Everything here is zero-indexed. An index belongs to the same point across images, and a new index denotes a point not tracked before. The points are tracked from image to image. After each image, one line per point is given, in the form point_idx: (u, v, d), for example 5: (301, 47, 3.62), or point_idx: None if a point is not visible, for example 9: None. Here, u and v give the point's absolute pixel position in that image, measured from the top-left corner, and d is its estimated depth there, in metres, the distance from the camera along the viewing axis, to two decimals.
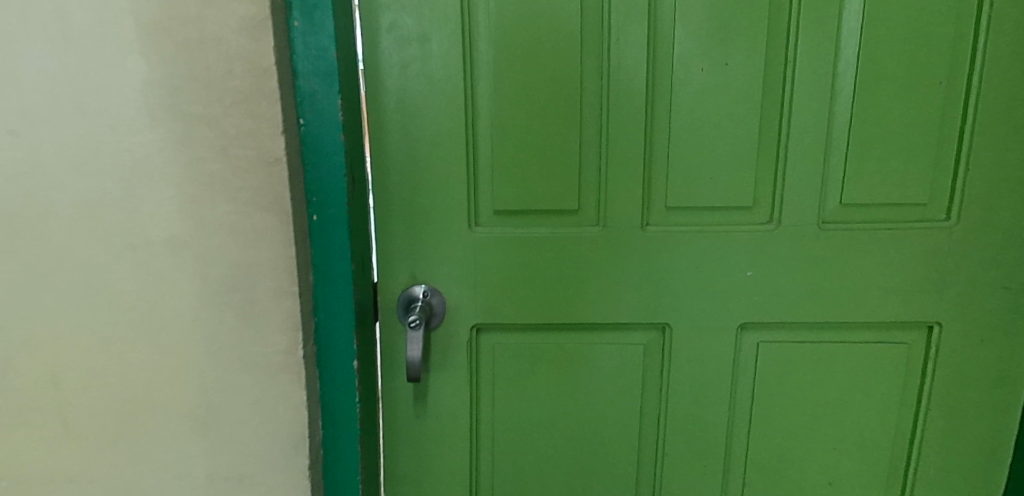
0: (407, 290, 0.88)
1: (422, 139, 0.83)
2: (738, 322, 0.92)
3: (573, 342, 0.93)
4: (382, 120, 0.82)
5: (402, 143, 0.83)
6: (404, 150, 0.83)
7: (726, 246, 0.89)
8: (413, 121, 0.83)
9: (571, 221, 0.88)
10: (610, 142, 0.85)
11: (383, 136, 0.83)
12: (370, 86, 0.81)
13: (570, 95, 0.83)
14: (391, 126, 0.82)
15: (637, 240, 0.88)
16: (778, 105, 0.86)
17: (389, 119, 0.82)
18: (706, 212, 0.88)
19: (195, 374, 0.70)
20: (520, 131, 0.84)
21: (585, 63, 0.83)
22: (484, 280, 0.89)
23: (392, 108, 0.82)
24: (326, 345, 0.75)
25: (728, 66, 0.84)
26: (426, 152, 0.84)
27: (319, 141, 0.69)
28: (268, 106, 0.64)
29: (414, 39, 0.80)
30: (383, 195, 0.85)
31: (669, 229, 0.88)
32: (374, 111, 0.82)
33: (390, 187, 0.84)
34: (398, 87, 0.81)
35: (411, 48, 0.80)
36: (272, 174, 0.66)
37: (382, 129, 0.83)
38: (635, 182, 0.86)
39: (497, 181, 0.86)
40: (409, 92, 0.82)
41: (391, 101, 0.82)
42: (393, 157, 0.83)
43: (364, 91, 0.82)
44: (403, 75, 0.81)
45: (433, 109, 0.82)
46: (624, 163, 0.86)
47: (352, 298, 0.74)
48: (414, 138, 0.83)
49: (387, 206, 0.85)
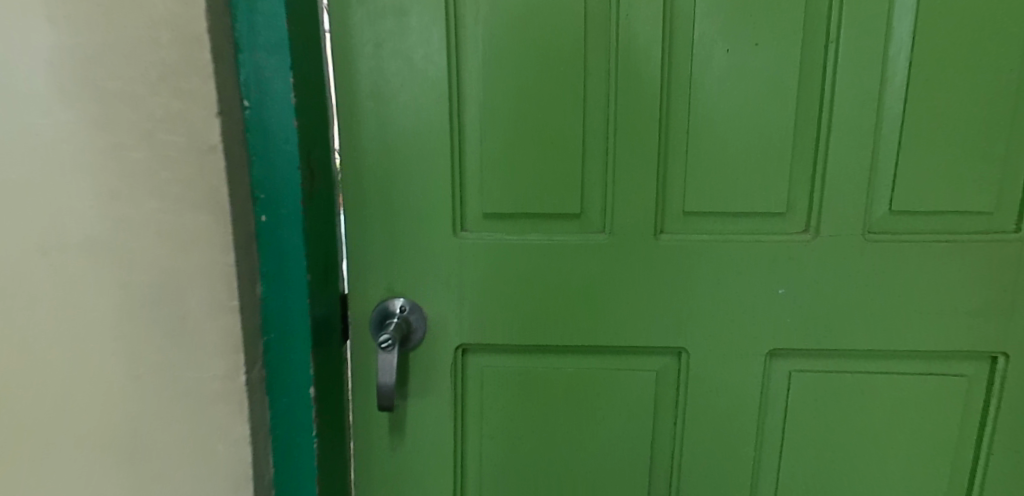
0: (382, 305, 0.77)
1: (400, 130, 0.72)
2: (768, 348, 0.79)
3: (574, 368, 0.80)
4: (354, 107, 0.71)
5: (377, 135, 0.72)
6: (380, 142, 0.72)
7: (754, 258, 0.76)
8: (390, 108, 0.72)
9: (572, 227, 0.76)
10: (620, 135, 0.73)
11: (354, 126, 0.72)
12: (340, 67, 0.70)
13: (573, 80, 0.72)
14: (362, 113, 0.71)
15: (649, 249, 0.76)
16: (818, 95, 0.73)
17: (361, 106, 0.71)
18: (732, 219, 0.75)
19: (118, 400, 0.59)
20: (513, 121, 0.72)
21: (590, 42, 0.71)
22: (471, 294, 0.77)
23: (365, 94, 0.71)
24: (277, 368, 0.64)
25: (758, 47, 0.71)
26: (405, 145, 0.72)
27: (268, 128, 0.59)
28: (200, 83, 0.54)
29: (390, 13, 0.69)
30: (355, 194, 0.73)
31: (687, 238, 0.76)
32: (345, 97, 0.71)
33: (363, 185, 0.73)
34: (372, 68, 0.70)
35: (386, 22, 0.69)
36: (205, 165, 0.56)
37: (353, 117, 0.72)
38: (648, 184, 0.74)
39: (488, 180, 0.74)
40: (384, 75, 0.71)
41: (363, 84, 0.71)
42: (366, 150, 0.72)
43: (332, 73, 0.71)
44: (377, 55, 0.70)
45: (413, 95, 0.71)
46: (635, 159, 0.73)
47: (308, 312, 0.64)
48: (391, 129, 0.72)
49: (360, 207, 0.74)
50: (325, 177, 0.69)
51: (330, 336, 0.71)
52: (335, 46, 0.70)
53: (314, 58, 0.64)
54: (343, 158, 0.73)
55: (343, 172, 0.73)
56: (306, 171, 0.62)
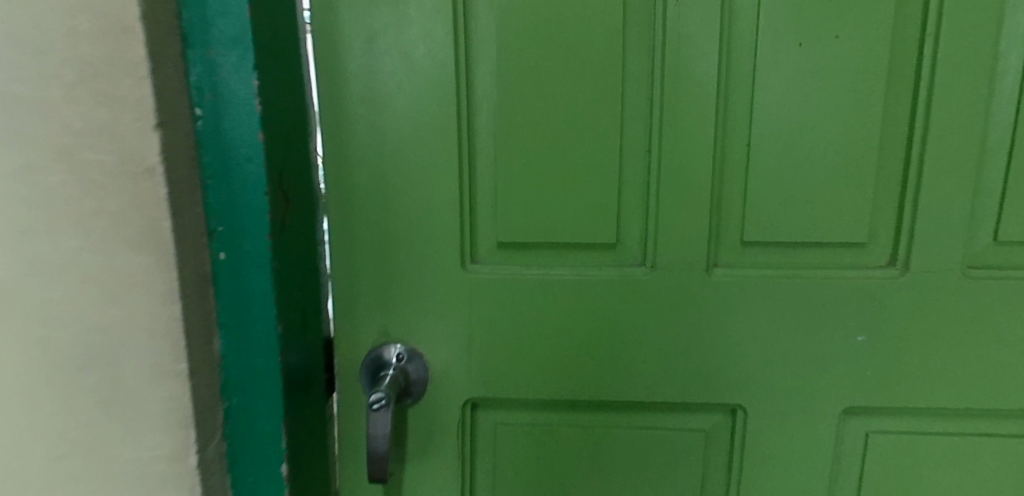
0: (375, 352, 0.64)
1: (397, 143, 0.59)
2: (842, 407, 0.65)
3: (606, 428, 0.67)
4: (342, 115, 0.59)
5: (369, 149, 0.59)
6: (372, 158, 0.60)
7: (827, 298, 0.62)
8: (384, 116, 0.59)
9: (605, 259, 0.63)
10: (666, 149, 0.60)
11: (343, 138, 0.59)
12: (325, 66, 0.58)
13: (607, 82, 0.58)
14: (351, 123, 0.59)
15: (698, 286, 0.63)
16: (910, 99, 0.59)
17: (351, 115, 0.59)
18: (799, 250, 0.62)
19: (44, 479, 0.48)
20: (534, 132, 0.59)
21: (629, 35, 0.58)
22: (482, 339, 0.64)
23: (354, 99, 0.58)
24: (242, 439, 0.52)
25: (837, 40, 0.57)
26: (404, 160, 0.60)
27: (226, 143, 0.47)
28: (129, 86, 0.41)
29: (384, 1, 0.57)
30: (343, 220, 0.61)
31: (745, 273, 0.62)
32: (330, 103, 0.59)
33: (353, 209, 0.61)
34: (363, 68, 0.58)
35: (380, 12, 0.57)
36: (139, 192, 0.43)
37: (340, 128, 0.59)
38: (699, 208, 0.61)
39: (503, 203, 0.61)
40: (378, 76, 0.58)
41: (352, 88, 0.58)
42: (356, 168, 0.60)
43: (315, 74, 0.58)
44: (370, 52, 0.58)
45: (414, 100, 0.58)
46: (683, 179, 0.60)
47: (279, 368, 0.51)
48: (386, 142, 0.59)
49: (350, 236, 0.61)
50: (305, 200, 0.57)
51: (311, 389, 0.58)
52: (319, 40, 0.57)
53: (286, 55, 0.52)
54: (330, 176, 0.60)
55: (329, 194, 0.60)
56: (275, 196, 0.49)
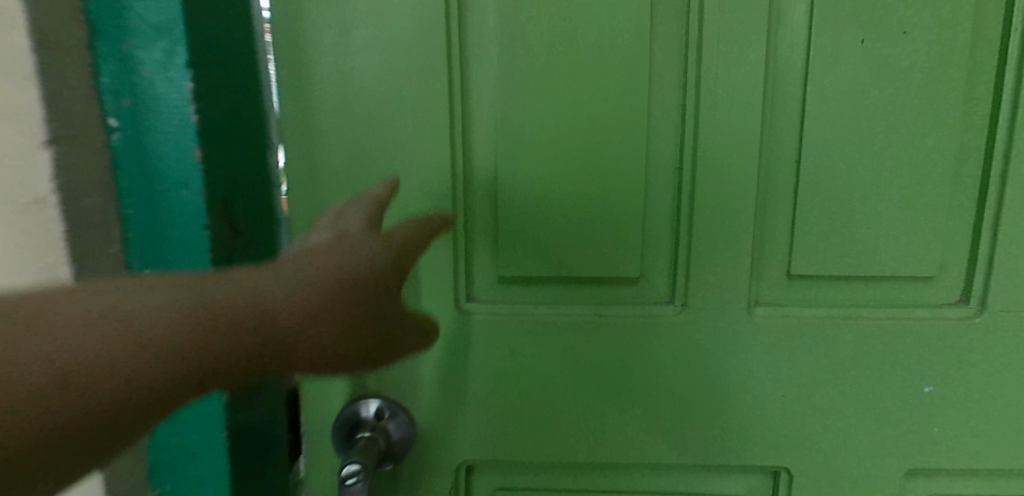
0: (349, 408, 0.53)
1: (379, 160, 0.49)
2: (906, 469, 0.55)
3: (624, 492, 0.57)
4: (310, 125, 0.49)
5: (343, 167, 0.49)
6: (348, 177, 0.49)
7: (890, 342, 0.52)
8: (362, 128, 0.49)
9: (628, 297, 0.53)
10: (701, 166, 0.50)
11: (311, 152, 0.49)
12: (287, 65, 0.48)
13: (630, 86, 0.48)
14: (320, 135, 0.49)
15: (736, 328, 0.53)
16: (994, 107, 0.49)
17: (320, 124, 0.48)
18: (857, 286, 0.52)
19: None
20: (542, 146, 0.49)
21: (656, 30, 0.48)
22: (480, 391, 0.54)
23: (323, 106, 0.48)
24: (179, 480, 0.48)
25: (908, 36, 0.47)
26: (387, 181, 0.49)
27: (154, 162, 0.40)
28: (13, 101, 0.35)
29: None
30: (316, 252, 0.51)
31: (793, 311, 0.53)
32: (296, 112, 0.48)
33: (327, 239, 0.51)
34: (335, 69, 0.48)
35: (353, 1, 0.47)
36: (29, 226, 0.37)
37: (308, 141, 0.49)
38: (739, 237, 0.51)
39: (505, 230, 0.51)
40: (355, 78, 0.48)
41: (321, 93, 0.48)
42: (329, 190, 0.50)
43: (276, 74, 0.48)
44: (344, 49, 0.47)
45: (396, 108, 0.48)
46: (719, 203, 0.50)
47: (222, 412, 0.47)
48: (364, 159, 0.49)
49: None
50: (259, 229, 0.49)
51: (271, 444, 0.53)
52: (282, 35, 0.47)
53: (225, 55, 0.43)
54: (297, 201, 0.50)
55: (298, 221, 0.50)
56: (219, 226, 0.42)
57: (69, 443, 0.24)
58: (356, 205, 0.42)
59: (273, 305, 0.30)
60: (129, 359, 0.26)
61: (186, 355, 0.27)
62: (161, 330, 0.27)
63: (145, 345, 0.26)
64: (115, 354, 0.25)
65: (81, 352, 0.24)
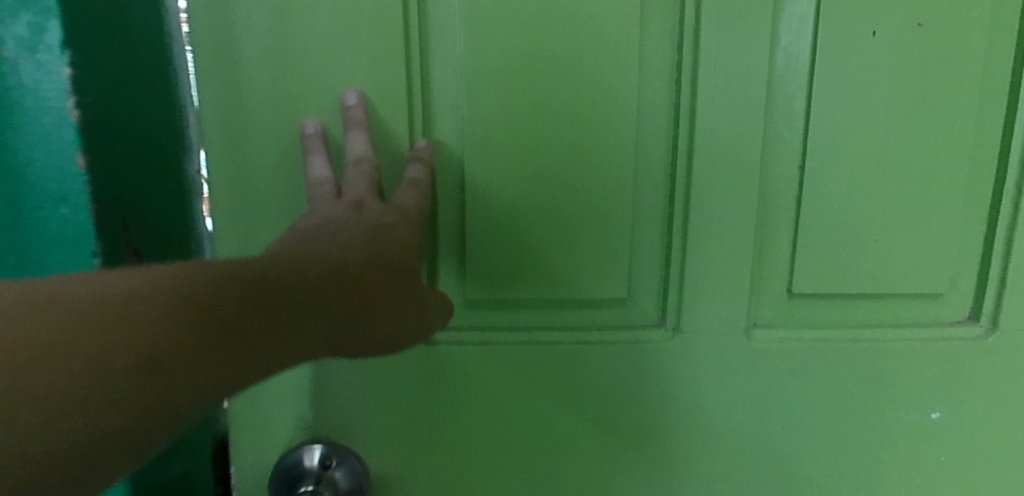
0: (287, 459, 0.46)
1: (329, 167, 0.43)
2: None
3: None
4: (243, 125, 0.42)
5: (287, 174, 0.43)
6: (293, 185, 0.43)
7: (897, 366, 0.48)
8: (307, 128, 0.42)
9: (613, 321, 0.47)
10: (696, 173, 0.44)
11: (247, 157, 0.42)
12: (215, 54, 0.41)
13: (614, 83, 0.43)
14: (257, 138, 0.42)
15: (732, 352, 0.48)
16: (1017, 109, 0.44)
17: (256, 124, 0.42)
18: (862, 305, 0.48)
19: None
20: (516, 149, 0.43)
21: (646, 17, 0.42)
22: (447, 430, 0.48)
23: (259, 102, 0.41)
24: None
25: (924, 28, 0.42)
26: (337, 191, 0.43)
27: (25, 168, 0.34)
28: None
29: None
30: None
31: (793, 334, 0.48)
32: (227, 109, 0.41)
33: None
34: (273, 58, 0.41)
35: None
36: None
37: (242, 143, 0.42)
38: (738, 252, 0.46)
39: (474, 245, 0.45)
40: (300, 71, 0.41)
41: (258, 88, 0.41)
42: (271, 200, 0.43)
43: (199, 63, 0.41)
44: (284, 37, 0.41)
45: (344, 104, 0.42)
46: (716, 215, 0.45)
47: (125, 485, 0.39)
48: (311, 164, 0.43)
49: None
50: (178, 246, 0.42)
51: None
52: (206, 18, 0.40)
53: (121, 38, 0.36)
54: (233, 212, 0.43)
55: (235, 237, 0.44)
56: (110, 247, 0.35)
57: (116, 412, 0.20)
58: (355, 173, 0.41)
59: (319, 274, 0.30)
60: (186, 320, 0.23)
61: (240, 323, 0.25)
62: (211, 291, 0.24)
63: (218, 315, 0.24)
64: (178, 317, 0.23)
65: (131, 304, 0.21)
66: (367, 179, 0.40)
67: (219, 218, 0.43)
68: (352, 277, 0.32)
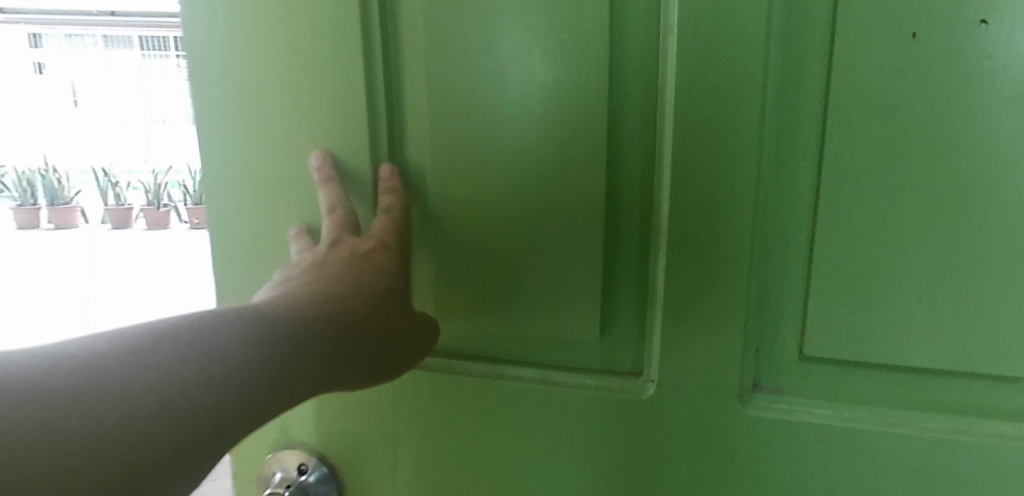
0: (280, 458, 0.49)
1: (302, 187, 0.45)
2: None
3: None
4: (231, 147, 0.45)
5: (272, 191, 0.45)
6: (276, 204, 0.46)
7: (953, 466, 0.37)
8: (281, 149, 0.44)
9: (590, 362, 0.43)
10: (677, 207, 0.38)
11: (236, 177, 0.45)
12: (207, 84, 0.44)
13: (580, 105, 0.38)
14: (243, 158, 0.45)
15: (725, 419, 0.40)
16: None
17: (242, 146, 0.45)
18: (895, 381, 0.37)
19: None
20: (482, 175, 0.41)
21: (617, 28, 0.38)
22: (413, 453, 0.48)
23: (243, 127, 0.44)
24: None
25: (990, 28, 0.32)
26: (314, 213, 0.45)
27: None
28: None
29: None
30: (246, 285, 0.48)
31: (809, 406, 0.39)
32: (218, 131, 0.45)
33: (257, 272, 0.47)
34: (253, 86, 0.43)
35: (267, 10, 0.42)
36: None
37: (231, 163, 0.45)
38: (730, 302, 0.38)
39: (444, 272, 0.44)
40: (275, 96, 0.43)
41: (241, 114, 0.44)
42: (260, 217, 0.46)
43: (198, 95, 0.45)
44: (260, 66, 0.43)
45: (315, 129, 0.43)
46: (703, 255, 0.38)
47: None
48: (289, 184, 0.45)
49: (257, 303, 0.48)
50: None
51: None
52: (200, 52, 0.44)
53: None
54: (227, 225, 0.47)
55: (234, 252, 0.47)
56: None
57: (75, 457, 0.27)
58: (327, 223, 0.43)
59: (261, 327, 0.35)
60: (130, 380, 0.30)
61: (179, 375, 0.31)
62: (147, 352, 0.31)
63: (156, 369, 0.31)
64: (124, 378, 0.29)
65: (92, 376, 0.29)
66: (343, 221, 0.43)
67: (217, 233, 0.47)
68: (300, 323, 0.37)
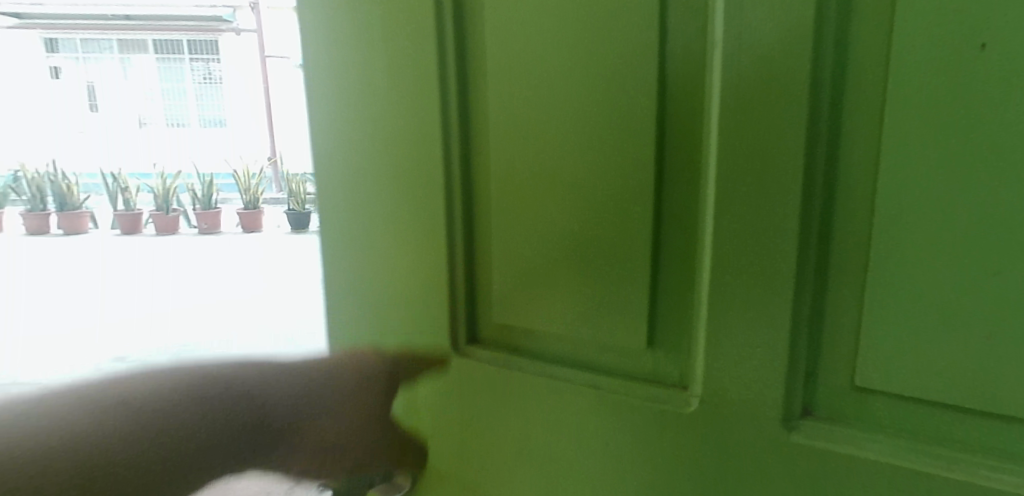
0: None
1: (395, 188, 0.52)
2: None
3: None
4: (344, 154, 0.54)
5: (374, 192, 0.53)
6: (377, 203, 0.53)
7: None
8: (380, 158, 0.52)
9: (635, 369, 0.44)
10: (721, 222, 0.38)
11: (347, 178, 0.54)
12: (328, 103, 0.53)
13: (626, 123, 0.40)
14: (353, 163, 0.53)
15: (762, 441, 0.39)
16: None
17: (351, 153, 0.53)
18: (962, 424, 0.34)
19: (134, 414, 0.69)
20: (541, 184, 0.45)
21: (667, 49, 0.39)
22: (476, 428, 0.52)
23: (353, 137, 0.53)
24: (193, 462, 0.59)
25: None
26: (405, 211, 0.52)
27: None
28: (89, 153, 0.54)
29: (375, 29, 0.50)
30: (356, 268, 0.56)
31: (862, 441, 0.36)
32: (336, 141, 0.54)
33: (363, 259, 0.55)
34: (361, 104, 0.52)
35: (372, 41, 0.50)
36: None
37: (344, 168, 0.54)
38: (768, 322, 0.38)
39: (504, 274, 0.48)
40: (377, 112, 0.51)
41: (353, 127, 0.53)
42: (364, 213, 0.54)
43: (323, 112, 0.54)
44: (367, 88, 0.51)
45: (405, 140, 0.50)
46: (747, 272, 0.38)
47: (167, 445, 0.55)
48: (386, 184, 0.52)
49: (364, 286, 0.56)
50: None
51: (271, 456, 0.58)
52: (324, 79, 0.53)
53: None
54: (341, 220, 0.55)
55: (346, 242, 0.56)
56: None
57: None
58: None
59: None
60: None
61: None
62: None
63: None
64: None
65: None
66: None
67: (335, 226, 0.56)
68: None
